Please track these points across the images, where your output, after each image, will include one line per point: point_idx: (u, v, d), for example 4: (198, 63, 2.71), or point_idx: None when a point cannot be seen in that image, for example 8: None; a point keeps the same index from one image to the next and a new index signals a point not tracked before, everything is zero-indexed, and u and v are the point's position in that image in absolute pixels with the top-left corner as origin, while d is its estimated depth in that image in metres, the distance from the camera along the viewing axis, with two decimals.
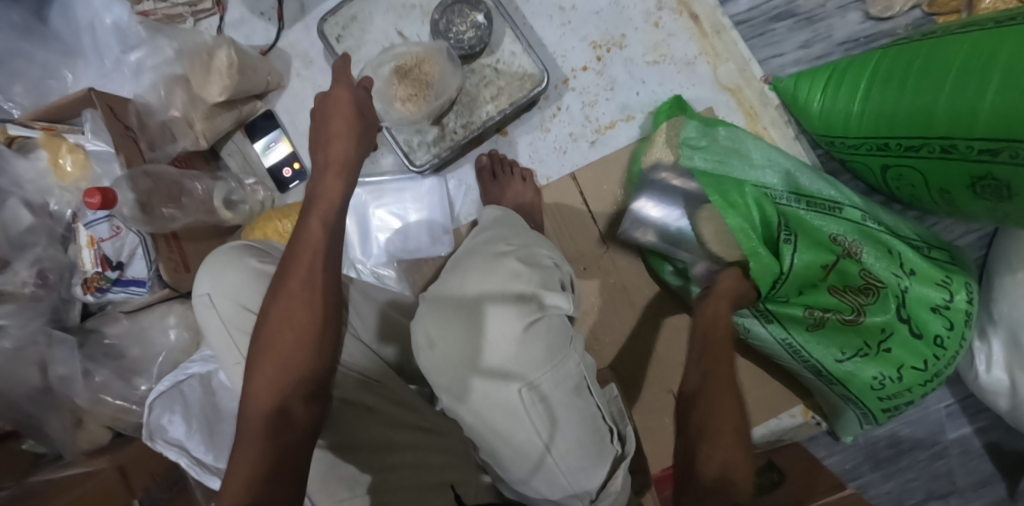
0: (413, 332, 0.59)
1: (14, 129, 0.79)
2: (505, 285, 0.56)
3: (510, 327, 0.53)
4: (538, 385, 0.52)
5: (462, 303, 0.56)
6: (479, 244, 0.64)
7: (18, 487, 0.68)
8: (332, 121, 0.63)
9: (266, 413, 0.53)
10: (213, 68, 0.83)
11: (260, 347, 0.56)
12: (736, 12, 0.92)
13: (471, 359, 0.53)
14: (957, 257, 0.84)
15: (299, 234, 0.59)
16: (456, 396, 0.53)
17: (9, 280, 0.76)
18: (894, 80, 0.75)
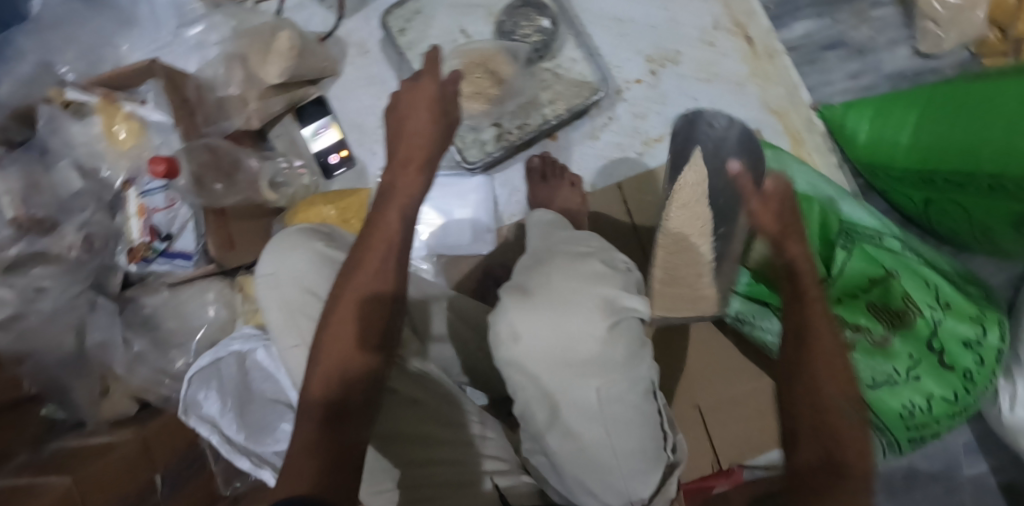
0: (493, 324, 0.57)
1: (72, 93, 0.78)
2: (589, 285, 0.57)
3: (597, 326, 0.54)
4: (613, 386, 0.53)
5: (545, 299, 0.56)
6: (560, 244, 0.65)
7: (39, 456, 0.68)
8: (413, 111, 0.62)
9: (327, 396, 0.53)
10: (273, 48, 0.85)
11: (328, 327, 0.56)
12: (790, 38, 0.94)
13: (554, 354, 0.54)
14: (990, 294, 0.85)
15: (371, 219, 0.61)
16: (533, 390, 0.54)
17: (54, 243, 0.76)
18: (942, 116, 0.77)
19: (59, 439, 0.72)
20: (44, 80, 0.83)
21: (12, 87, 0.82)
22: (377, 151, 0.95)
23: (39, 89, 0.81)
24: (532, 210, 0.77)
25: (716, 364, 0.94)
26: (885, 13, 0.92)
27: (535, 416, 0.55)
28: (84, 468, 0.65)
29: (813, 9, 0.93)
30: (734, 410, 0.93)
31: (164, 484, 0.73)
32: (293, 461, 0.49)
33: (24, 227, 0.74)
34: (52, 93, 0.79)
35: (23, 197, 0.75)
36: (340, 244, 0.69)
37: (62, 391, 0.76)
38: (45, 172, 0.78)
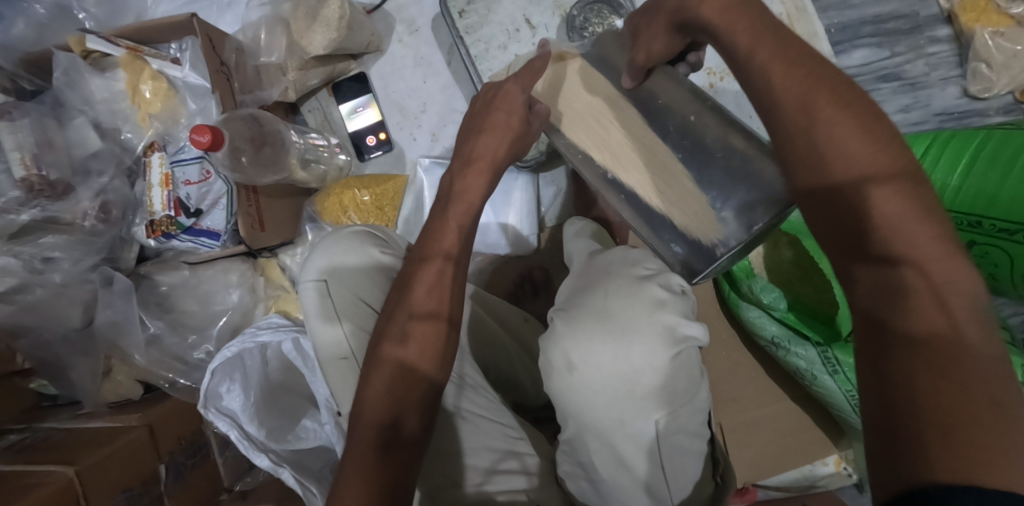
0: (544, 350, 0.49)
1: (93, 43, 0.70)
2: (654, 314, 0.47)
3: (655, 357, 0.45)
4: (674, 420, 0.46)
5: (607, 328, 0.47)
6: (611, 262, 0.55)
7: (32, 437, 0.65)
8: (492, 113, 0.62)
9: (379, 420, 0.47)
10: (321, 16, 0.78)
11: (387, 344, 0.51)
12: (848, 64, 0.94)
13: (615, 386, 0.46)
14: (1013, 339, 0.87)
15: (429, 227, 0.59)
16: (587, 422, 0.47)
17: (69, 208, 0.69)
18: (998, 163, 0.78)
19: (52, 418, 0.70)
20: (62, 25, 0.78)
21: (24, 28, 0.76)
22: (417, 138, 0.90)
23: (54, 34, 0.77)
24: (571, 218, 0.74)
25: (742, 386, 0.93)
26: (941, 50, 0.92)
27: (587, 448, 0.47)
28: (89, 452, 0.61)
29: (874, 37, 0.93)
30: (753, 432, 0.93)
31: (168, 477, 0.68)
32: (346, 486, 0.44)
33: (35, 190, 0.66)
34: (71, 40, 0.70)
35: (35, 154, 0.66)
36: (395, 251, 0.67)
37: (59, 368, 0.71)
38: (60, 129, 0.70)
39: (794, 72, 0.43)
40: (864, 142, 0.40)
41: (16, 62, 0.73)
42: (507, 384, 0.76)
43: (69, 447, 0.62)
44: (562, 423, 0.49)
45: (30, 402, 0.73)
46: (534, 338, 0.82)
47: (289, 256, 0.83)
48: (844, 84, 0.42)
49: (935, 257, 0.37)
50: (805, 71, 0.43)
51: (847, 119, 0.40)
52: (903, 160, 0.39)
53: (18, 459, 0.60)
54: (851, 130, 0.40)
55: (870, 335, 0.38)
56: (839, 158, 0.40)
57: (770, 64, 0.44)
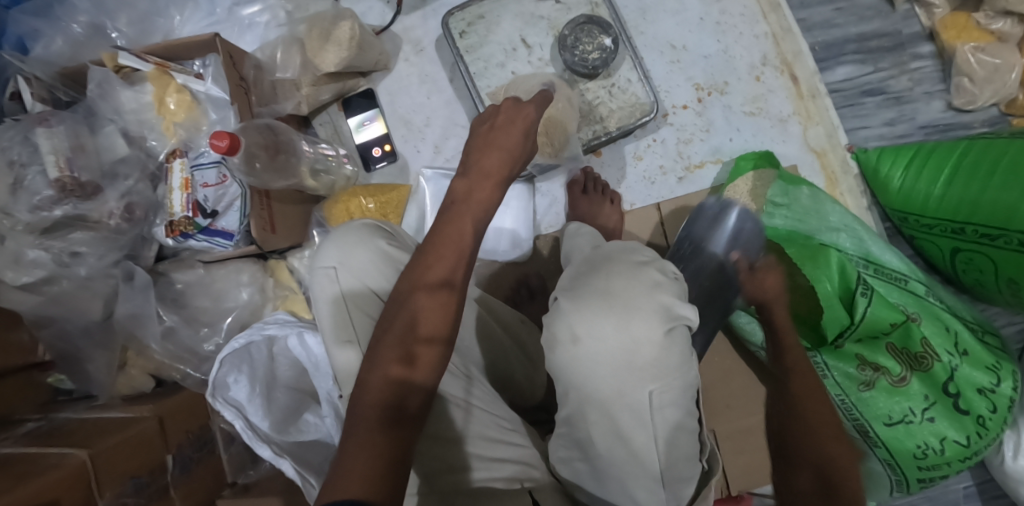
0: (548, 327, 0.52)
1: (124, 58, 0.76)
2: (651, 293, 0.51)
3: (653, 331, 0.49)
4: (667, 392, 0.49)
5: (608, 304, 0.50)
6: (611, 251, 0.58)
7: (47, 425, 0.69)
8: (507, 129, 0.63)
9: (384, 398, 0.51)
10: (333, 36, 0.84)
11: (393, 331, 0.54)
12: (833, 80, 0.97)
13: (616, 358, 0.48)
14: (1005, 346, 0.87)
15: (437, 227, 0.58)
16: (587, 392, 0.49)
17: (96, 207, 0.75)
18: (979, 172, 0.80)
19: (68, 409, 0.74)
20: (97, 43, 0.86)
21: (63, 45, 0.85)
22: (422, 150, 0.95)
23: (90, 50, 0.85)
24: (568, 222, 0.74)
25: (737, 392, 0.95)
26: (925, 65, 0.96)
27: (585, 421, 0.49)
28: (101, 438, 0.65)
29: (858, 54, 0.97)
30: (748, 440, 0.93)
31: (175, 468, 0.72)
32: (352, 458, 0.47)
33: (68, 190, 0.72)
34: (105, 56, 0.77)
35: (68, 158, 0.72)
36: (401, 243, 0.71)
37: (77, 358, 0.77)
38: (91, 135, 0.77)
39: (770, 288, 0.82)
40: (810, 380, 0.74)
41: (53, 75, 0.80)
42: (505, 383, 0.78)
43: (81, 434, 0.66)
44: (562, 399, 0.51)
45: (46, 396, 0.77)
46: (530, 339, 0.85)
47: (297, 258, 0.88)
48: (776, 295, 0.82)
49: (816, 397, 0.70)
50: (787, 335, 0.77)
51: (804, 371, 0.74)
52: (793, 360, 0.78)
53: (33, 443, 0.64)
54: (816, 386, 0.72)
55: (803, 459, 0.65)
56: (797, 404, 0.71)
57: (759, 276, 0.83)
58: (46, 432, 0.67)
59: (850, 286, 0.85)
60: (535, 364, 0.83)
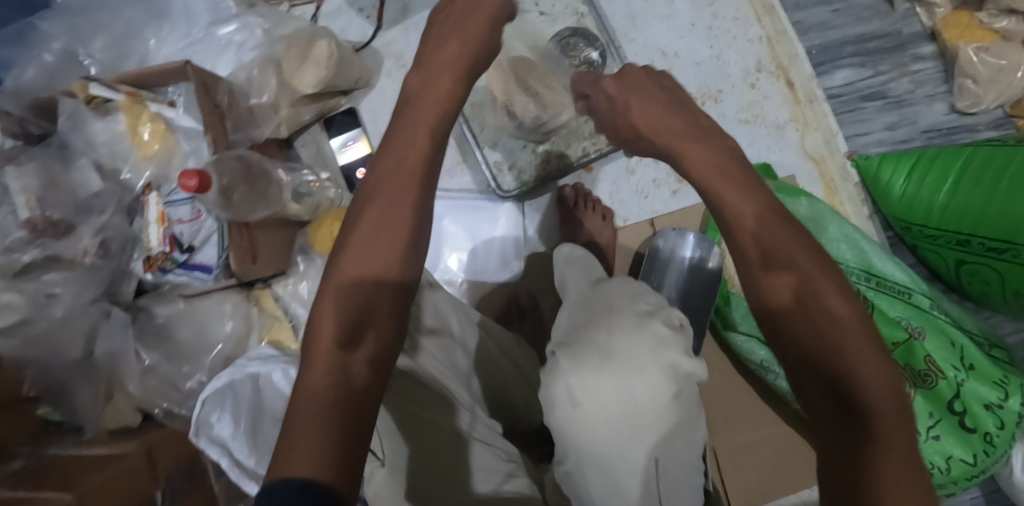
0: (543, 384, 0.47)
1: (96, 89, 0.73)
2: (657, 352, 0.45)
3: (659, 398, 0.44)
4: (672, 456, 0.45)
5: (610, 364, 0.45)
6: (612, 293, 0.51)
7: (34, 462, 0.65)
8: (462, 23, 0.52)
9: (331, 369, 0.41)
10: (311, 56, 0.81)
11: (335, 290, 0.44)
12: (831, 85, 0.94)
13: (617, 421, 0.44)
14: (1013, 358, 0.85)
15: (361, 201, 0.47)
16: (585, 455, 0.45)
17: (70, 245, 0.73)
18: (984, 181, 0.77)
19: (56, 443, 0.69)
20: (71, 70, 0.84)
21: (36, 74, 0.82)
22: None
23: (64, 79, 0.83)
24: (560, 243, 0.68)
25: (737, 407, 0.92)
26: (926, 67, 0.92)
27: (582, 479, 0.46)
28: (87, 475, 0.64)
29: (857, 57, 0.93)
30: (750, 455, 0.91)
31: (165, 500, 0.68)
32: (293, 437, 0.38)
33: (39, 230, 0.71)
34: (75, 86, 0.74)
35: (39, 196, 0.71)
36: None
37: (63, 391, 0.75)
38: (65, 171, 0.75)
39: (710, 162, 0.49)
40: (741, 193, 0.47)
41: (26, 107, 0.78)
42: (504, 406, 0.74)
43: (66, 474, 0.63)
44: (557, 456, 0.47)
45: (36, 427, 0.72)
46: (528, 360, 0.82)
47: (282, 286, 0.86)
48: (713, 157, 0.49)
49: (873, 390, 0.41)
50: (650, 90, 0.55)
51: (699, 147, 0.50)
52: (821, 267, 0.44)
53: (19, 484, 0.59)
54: (797, 248, 0.44)
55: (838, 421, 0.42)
56: (741, 229, 0.46)
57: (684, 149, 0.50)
58: (36, 468, 0.65)
59: None
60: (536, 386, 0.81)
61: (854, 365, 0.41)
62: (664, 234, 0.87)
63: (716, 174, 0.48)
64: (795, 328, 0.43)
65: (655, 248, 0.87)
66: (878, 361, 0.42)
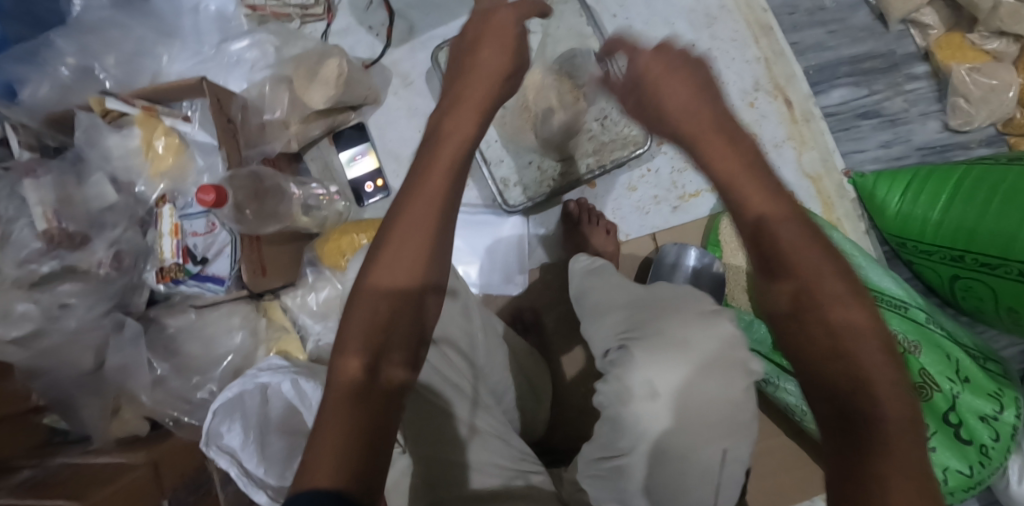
0: (618, 378, 0.51)
1: (112, 103, 0.77)
2: (728, 347, 0.51)
3: (732, 389, 0.49)
4: (738, 448, 0.50)
5: (685, 356, 0.50)
6: (671, 297, 0.56)
7: (42, 474, 0.65)
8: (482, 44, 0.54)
9: (359, 380, 0.45)
10: (319, 75, 0.84)
11: (364, 303, 0.47)
12: (827, 103, 0.96)
13: (695, 412, 0.49)
14: (1007, 371, 0.86)
15: (399, 206, 0.50)
16: (659, 447, 0.49)
17: (84, 257, 0.75)
18: (977, 198, 0.79)
19: (62, 454, 0.70)
20: (86, 86, 0.85)
21: (49, 91, 0.84)
22: None
23: (77, 95, 0.85)
24: (575, 254, 0.70)
25: None
26: (920, 87, 0.95)
27: (654, 475, 0.49)
28: (95, 490, 0.62)
29: (852, 77, 0.96)
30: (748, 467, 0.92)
31: None
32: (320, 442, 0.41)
33: (55, 241, 0.73)
34: (91, 101, 0.77)
35: (55, 209, 0.73)
36: None
37: (69, 405, 0.75)
38: (79, 185, 0.77)
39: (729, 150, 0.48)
40: (763, 194, 0.46)
41: (40, 121, 0.81)
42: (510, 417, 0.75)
43: (75, 485, 0.63)
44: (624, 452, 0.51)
45: (42, 438, 0.73)
46: (536, 371, 0.84)
47: (291, 297, 0.87)
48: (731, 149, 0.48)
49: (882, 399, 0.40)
50: (677, 67, 0.51)
51: (726, 143, 0.48)
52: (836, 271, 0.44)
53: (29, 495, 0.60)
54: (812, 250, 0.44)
55: (840, 431, 0.41)
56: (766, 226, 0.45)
57: (703, 135, 0.49)
58: (36, 484, 0.63)
59: None
60: (540, 399, 0.83)
61: (869, 376, 0.41)
62: (665, 249, 0.90)
63: (734, 165, 0.47)
64: (809, 337, 0.43)
65: (661, 259, 0.89)
66: (892, 375, 0.41)
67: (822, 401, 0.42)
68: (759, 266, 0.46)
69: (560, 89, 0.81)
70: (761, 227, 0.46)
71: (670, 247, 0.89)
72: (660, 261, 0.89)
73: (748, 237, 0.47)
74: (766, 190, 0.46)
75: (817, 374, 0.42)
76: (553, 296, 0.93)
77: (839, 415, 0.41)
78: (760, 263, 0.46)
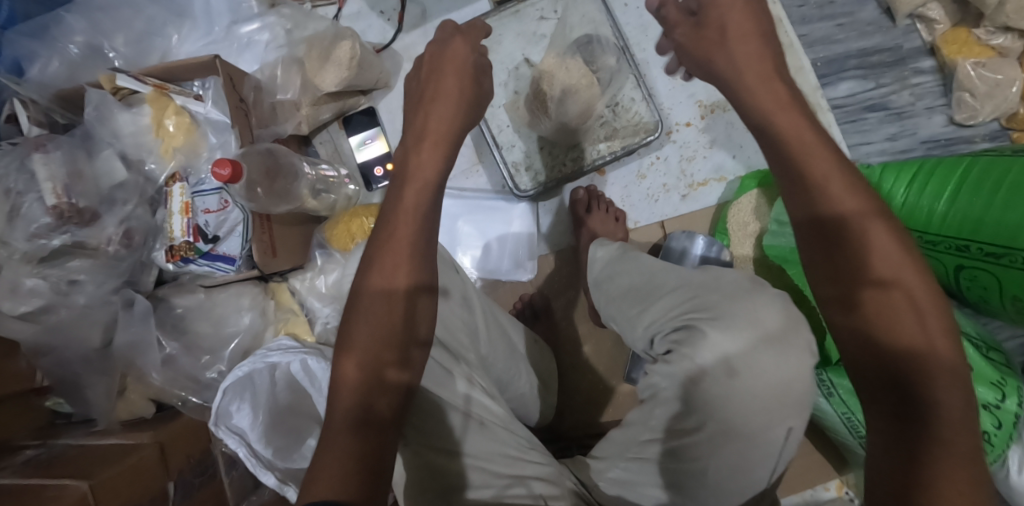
0: (693, 357, 0.53)
1: (122, 80, 0.75)
2: (797, 327, 0.54)
3: (802, 367, 0.53)
4: (798, 425, 0.54)
5: (760, 337, 0.53)
6: (734, 278, 0.58)
7: (46, 453, 0.67)
8: (442, 75, 0.57)
9: (354, 399, 0.49)
10: (333, 57, 0.83)
11: (358, 325, 0.51)
12: (834, 96, 0.97)
13: (770, 390, 0.52)
14: (1009, 362, 0.87)
15: (382, 219, 0.53)
16: (733, 424, 0.53)
17: (95, 233, 0.74)
18: (982, 189, 0.80)
19: (66, 435, 0.72)
20: (94, 64, 0.85)
21: (58, 67, 0.84)
22: None
23: (87, 72, 0.84)
24: (591, 244, 0.72)
25: None
26: (926, 81, 0.96)
27: (723, 450, 0.53)
28: (103, 468, 0.62)
29: (859, 70, 0.97)
30: None
31: (177, 494, 0.68)
32: (325, 461, 0.46)
33: (65, 217, 0.71)
34: (101, 78, 0.75)
35: (65, 185, 0.72)
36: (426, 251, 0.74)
37: (75, 384, 0.74)
38: (89, 160, 0.76)
39: (801, 141, 0.49)
40: (848, 194, 0.47)
41: (50, 98, 0.81)
42: (517, 401, 0.76)
43: (79, 464, 0.63)
44: (696, 428, 0.54)
45: (45, 419, 0.75)
46: (542, 359, 0.83)
47: (299, 280, 0.87)
48: (804, 139, 0.49)
49: (942, 392, 0.44)
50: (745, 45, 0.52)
51: (810, 144, 0.49)
52: (897, 267, 0.46)
53: (32, 473, 0.60)
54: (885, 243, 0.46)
55: (897, 422, 0.45)
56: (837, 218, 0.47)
57: (776, 122, 0.50)
58: (41, 464, 0.64)
59: None
60: (547, 385, 0.82)
61: (932, 370, 0.44)
62: (674, 236, 0.90)
63: (809, 155, 0.48)
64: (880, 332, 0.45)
65: (669, 247, 0.90)
66: (956, 367, 0.45)
67: (880, 391, 0.46)
68: (817, 259, 0.49)
69: (578, 74, 0.81)
70: (844, 227, 0.47)
71: (677, 235, 0.90)
72: (669, 249, 0.89)
73: (814, 229, 0.48)
74: (851, 190, 0.47)
75: (886, 365, 0.45)
76: (562, 283, 0.94)
77: (896, 405, 0.45)
78: (837, 260, 0.47)
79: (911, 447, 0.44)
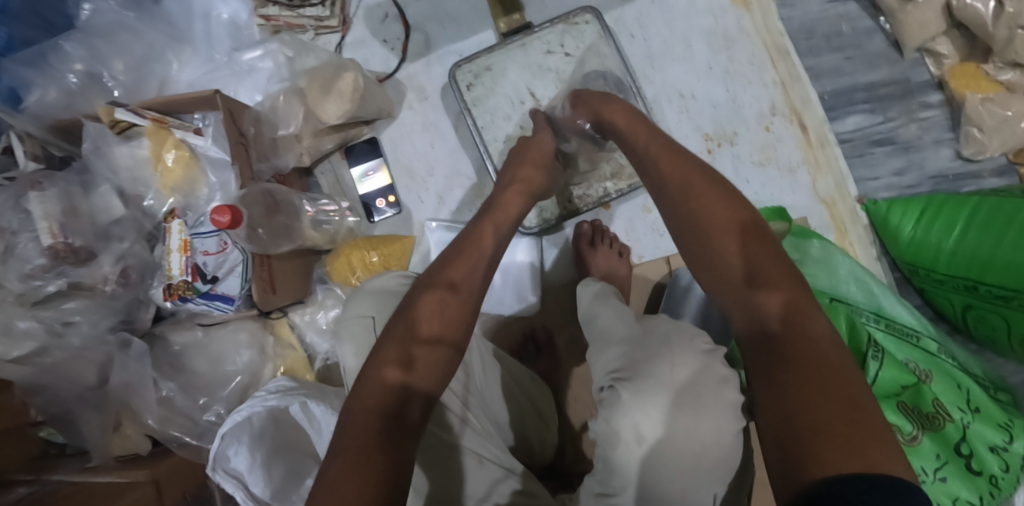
0: (607, 421, 0.50)
1: (121, 114, 0.73)
2: (719, 390, 0.49)
3: (722, 435, 0.48)
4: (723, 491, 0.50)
5: (674, 400, 0.48)
6: (667, 331, 0.53)
7: (41, 490, 0.62)
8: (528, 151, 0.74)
9: (386, 399, 0.48)
10: (334, 87, 0.82)
11: (402, 328, 0.52)
12: (842, 130, 0.97)
13: (687, 458, 0.47)
14: (1017, 403, 0.87)
15: (465, 240, 0.60)
16: (653, 494, 0.48)
17: (90, 272, 0.74)
18: (993, 228, 0.79)
19: (60, 470, 0.67)
20: (93, 93, 0.83)
21: (56, 96, 0.81)
22: (426, 200, 0.93)
23: (85, 102, 0.82)
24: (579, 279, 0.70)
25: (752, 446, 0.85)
26: (934, 114, 0.95)
27: None
28: None
29: (867, 103, 0.96)
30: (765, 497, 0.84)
31: None
32: (342, 462, 0.43)
33: (60, 257, 0.72)
34: (99, 110, 0.72)
35: (61, 223, 0.72)
36: None
37: (69, 421, 0.72)
38: (85, 196, 0.76)
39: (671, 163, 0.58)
40: (716, 205, 0.53)
41: (47, 129, 0.79)
42: (521, 443, 0.74)
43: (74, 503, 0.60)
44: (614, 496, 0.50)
45: (37, 451, 0.72)
46: (543, 398, 0.81)
47: (299, 314, 0.85)
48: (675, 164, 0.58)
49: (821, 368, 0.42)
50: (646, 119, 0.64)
51: (678, 166, 0.57)
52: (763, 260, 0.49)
53: None
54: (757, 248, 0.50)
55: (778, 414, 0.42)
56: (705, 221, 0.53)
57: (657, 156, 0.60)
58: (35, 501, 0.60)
59: (862, 347, 0.82)
60: (547, 423, 0.80)
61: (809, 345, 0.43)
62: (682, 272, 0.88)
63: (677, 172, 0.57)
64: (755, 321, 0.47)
65: (676, 282, 0.87)
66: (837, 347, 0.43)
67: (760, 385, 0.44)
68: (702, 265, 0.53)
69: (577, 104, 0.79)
70: (715, 237, 0.52)
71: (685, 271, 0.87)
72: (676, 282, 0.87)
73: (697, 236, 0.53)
74: (720, 203, 0.53)
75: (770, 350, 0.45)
76: (565, 316, 0.93)
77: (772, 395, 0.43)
78: (707, 262, 0.52)
79: (790, 432, 0.40)
